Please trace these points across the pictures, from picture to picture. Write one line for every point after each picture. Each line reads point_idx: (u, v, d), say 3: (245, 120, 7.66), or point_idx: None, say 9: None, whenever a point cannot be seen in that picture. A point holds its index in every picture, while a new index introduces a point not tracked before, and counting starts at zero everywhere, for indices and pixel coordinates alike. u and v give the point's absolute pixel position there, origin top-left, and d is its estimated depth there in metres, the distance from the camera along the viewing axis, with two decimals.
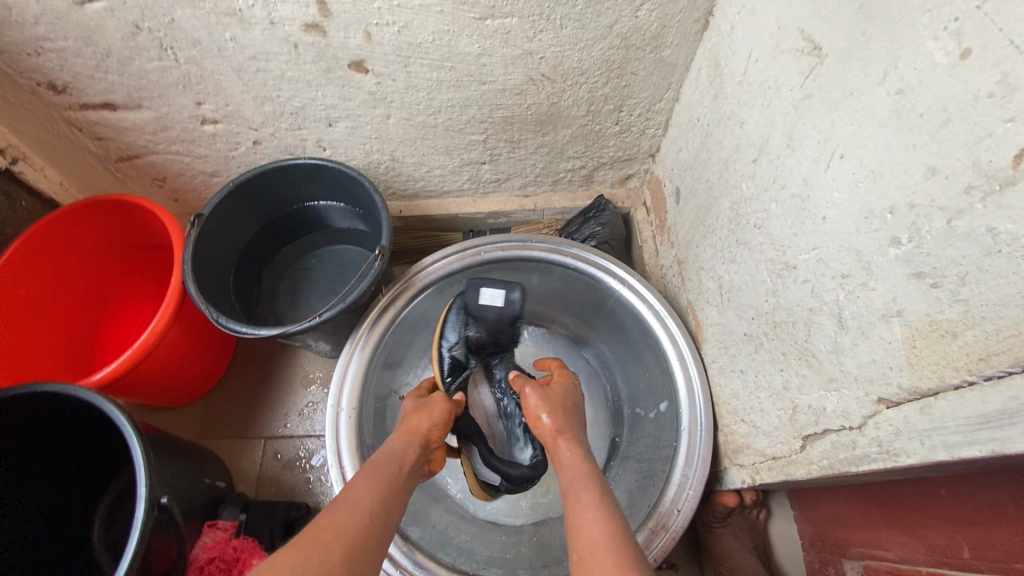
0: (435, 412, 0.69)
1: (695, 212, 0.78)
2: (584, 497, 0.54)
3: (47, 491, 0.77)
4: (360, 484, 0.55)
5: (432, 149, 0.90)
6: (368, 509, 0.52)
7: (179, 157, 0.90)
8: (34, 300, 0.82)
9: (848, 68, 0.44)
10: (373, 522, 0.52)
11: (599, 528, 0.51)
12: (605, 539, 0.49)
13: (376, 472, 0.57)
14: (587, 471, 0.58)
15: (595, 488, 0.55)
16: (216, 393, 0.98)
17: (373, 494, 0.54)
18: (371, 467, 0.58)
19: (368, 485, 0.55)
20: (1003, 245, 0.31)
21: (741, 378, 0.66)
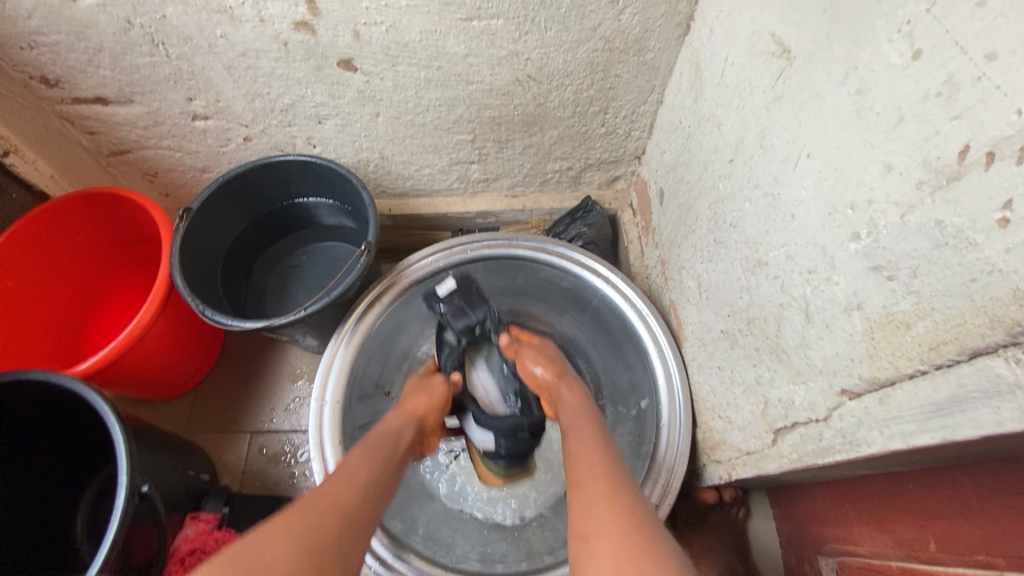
0: (435, 392, 0.70)
1: (677, 212, 0.79)
2: (580, 430, 0.56)
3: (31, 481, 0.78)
4: (354, 457, 0.56)
5: (421, 148, 0.92)
6: (364, 481, 0.53)
7: (170, 152, 0.91)
8: (23, 292, 0.83)
9: (814, 70, 0.45)
10: (366, 496, 0.52)
11: (598, 454, 0.52)
12: (600, 466, 0.50)
13: (372, 448, 0.58)
14: (583, 409, 0.60)
15: (590, 424, 0.57)
16: (202, 388, 0.98)
17: (367, 467, 0.55)
18: (365, 442, 0.59)
19: (361, 458, 0.56)
20: (950, 238, 0.33)
21: (717, 374, 0.68)
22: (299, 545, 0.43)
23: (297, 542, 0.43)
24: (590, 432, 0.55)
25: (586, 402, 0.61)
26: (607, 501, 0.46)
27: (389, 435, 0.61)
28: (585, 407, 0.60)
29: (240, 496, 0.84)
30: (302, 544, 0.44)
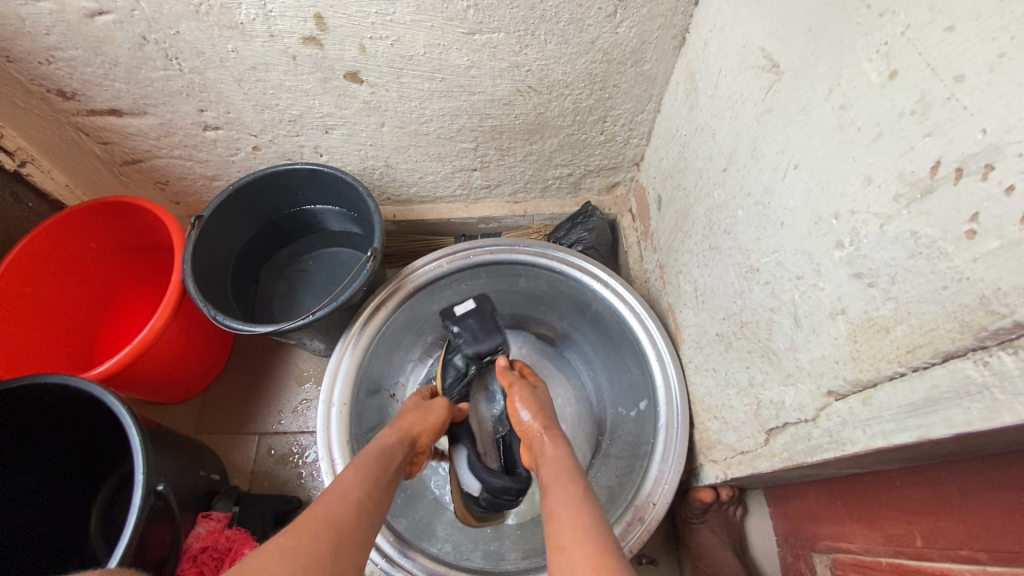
0: (430, 418, 0.72)
1: (675, 218, 0.82)
2: (561, 489, 0.56)
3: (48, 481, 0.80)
4: (347, 476, 0.57)
5: (425, 156, 0.94)
6: (356, 500, 0.53)
7: (182, 161, 0.93)
8: (39, 298, 0.85)
9: (801, 85, 0.47)
10: (360, 515, 0.52)
11: (578, 514, 0.53)
12: (580, 526, 0.51)
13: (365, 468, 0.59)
14: (566, 467, 0.60)
15: (571, 483, 0.57)
16: (212, 390, 1.01)
17: (359, 485, 0.56)
18: (357, 460, 0.60)
19: (354, 478, 0.56)
20: (924, 247, 0.35)
21: (713, 376, 0.70)
22: (295, 561, 0.43)
23: (295, 557, 0.43)
24: (571, 490, 0.56)
25: (569, 458, 0.62)
26: (589, 562, 0.47)
27: (381, 457, 0.62)
28: (568, 463, 0.61)
29: (250, 496, 0.87)
30: (301, 560, 0.43)
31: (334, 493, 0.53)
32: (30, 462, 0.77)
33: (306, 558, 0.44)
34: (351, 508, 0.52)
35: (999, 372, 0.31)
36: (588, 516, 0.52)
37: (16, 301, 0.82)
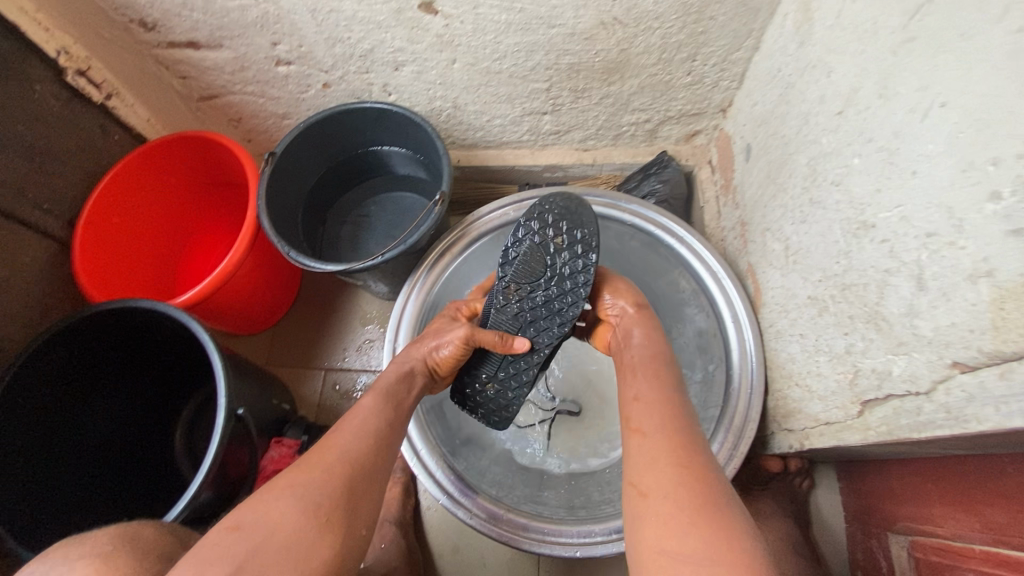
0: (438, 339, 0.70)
1: (767, 169, 0.75)
2: (643, 378, 0.62)
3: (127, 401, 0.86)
4: (364, 403, 0.62)
5: (495, 97, 0.90)
6: (372, 432, 0.58)
7: (254, 98, 0.93)
8: (129, 227, 0.90)
9: (963, 6, 0.40)
10: (374, 444, 0.57)
11: (656, 406, 0.58)
12: (660, 417, 0.56)
13: (385, 397, 0.64)
14: (649, 353, 0.65)
15: (656, 373, 0.62)
16: (281, 328, 1.04)
17: (386, 425, 0.60)
18: (376, 393, 0.64)
19: (375, 410, 0.61)
20: None
21: (798, 342, 0.65)
22: (299, 501, 0.49)
23: (300, 498, 0.49)
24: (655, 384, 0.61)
25: (660, 357, 0.65)
26: (666, 455, 0.52)
27: (398, 387, 0.66)
28: (650, 349, 0.66)
29: (317, 428, 0.90)
30: (306, 505, 0.49)
31: (343, 427, 0.58)
32: (113, 392, 0.83)
33: (314, 498, 0.50)
34: (370, 442, 0.57)
35: None
36: (679, 419, 0.56)
37: (108, 230, 0.86)
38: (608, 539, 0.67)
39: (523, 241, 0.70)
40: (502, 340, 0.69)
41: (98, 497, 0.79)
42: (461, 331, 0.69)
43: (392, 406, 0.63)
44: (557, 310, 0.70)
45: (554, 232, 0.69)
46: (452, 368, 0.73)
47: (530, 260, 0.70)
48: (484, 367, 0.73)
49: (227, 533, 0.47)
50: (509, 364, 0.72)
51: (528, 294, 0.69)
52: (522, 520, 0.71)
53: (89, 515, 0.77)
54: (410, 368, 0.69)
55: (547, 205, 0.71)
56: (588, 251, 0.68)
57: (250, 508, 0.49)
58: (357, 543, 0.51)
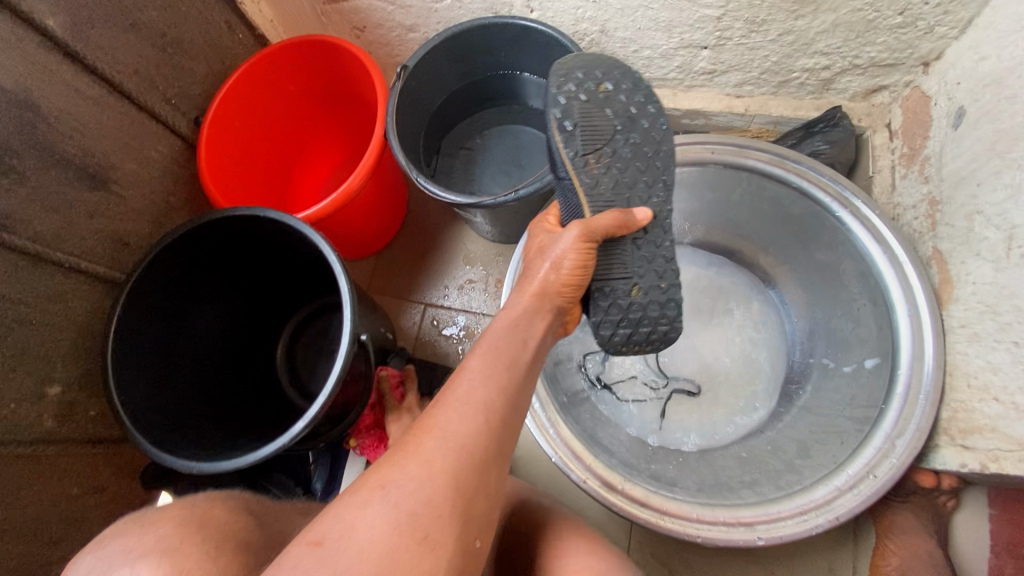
0: (556, 260, 0.51)
1: (991, 140, 0.62)
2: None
3: (235, 309, 0.84)
4: (471, 370, 0.45)
5: (651, 24, 0.78)
6: (484, 411, 0.43)
7: (382, 4, 0.85)
8: (250, 133, 0.87)
9: None
10: (487, 432, 0.43)
11: None
12: None
13: (498, 357, 0.47)
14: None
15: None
16: (383, 255, 1.01)
17: (505, 401, 0.45)
18: (487, 353, 0.47)
19: (487, 378, 0.45)
20: None
21: (1013, 352, 0.55)
22: (389, 516, 0.38)
23: (389, 511, 0.38)
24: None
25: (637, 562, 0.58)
26: None
27: (515, 336, 0.49)
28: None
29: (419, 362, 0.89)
30: (399, 523, 0.38)
31: (443, 406, 0.43)
32: (217, 296, 0.81)
33: (410, 506, 0.39)
34: (482, 427, 0.43)
35: None
36: None
37: (231, 134, 0.84)
38: (734, 529, 0.61)
39: (569, 106, 0.56)
40: (624, 218, 0.54)
41: (217, 402, 0.80)
42: (577, 232, 0.51)
43: (510, 368, 0.47)
44: (649, 167, 0.58)
45: (588, 83, 0.57)
46: (577, 294, 0.53)
47: (590, 119, 0.56)
48: (622, 271, 0.57)
49: (311, 549, 0.37)
50: (647, 248, 0.57)
51: (610, 161, 0.56)
52: (640, 494, 0.64)
53: (211, 417, 0.78)
54: (525, 308, 0.50)
55: (562, 72, 0.57)
56: (642, 91, 0.58)
57: (338, 514, 0.38)
58: (471, 552, 0.42)
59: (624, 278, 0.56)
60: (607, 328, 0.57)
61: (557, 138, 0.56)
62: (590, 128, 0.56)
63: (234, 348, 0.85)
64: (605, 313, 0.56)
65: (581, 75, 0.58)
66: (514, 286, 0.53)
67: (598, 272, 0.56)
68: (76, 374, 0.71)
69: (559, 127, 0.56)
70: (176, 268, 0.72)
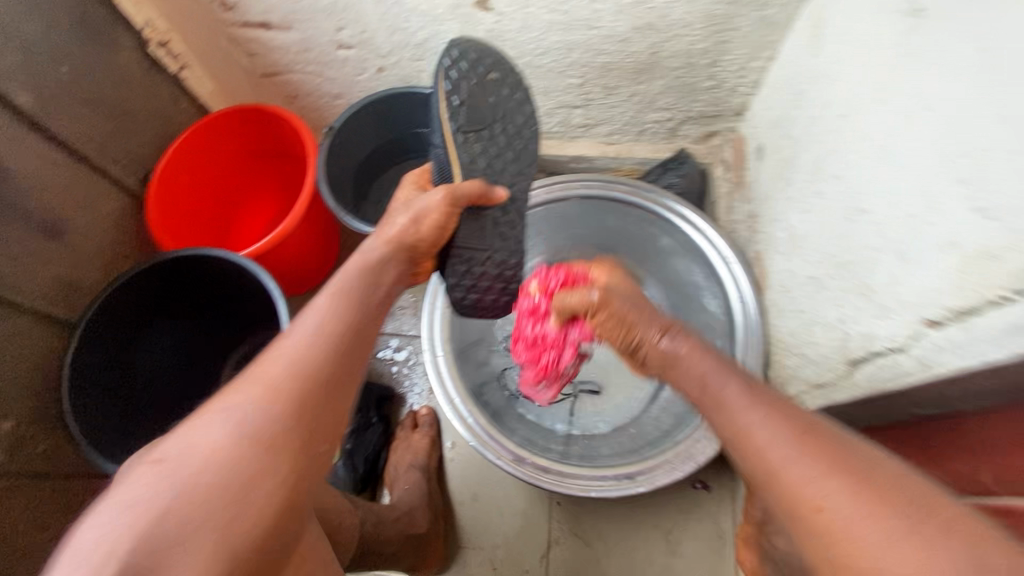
0: (416, 219, 0.64)
1: (776, 167, 0.84)
2: (764, 419, 0.45)
3: (176, 344, 0.92)
4: (312, 309, 0.52)
5: (532, 90, 0.98)
6: (321, 336, 0.49)
7: (311, 77, 1.01)
8: (194, 189, 0.99)
9: (945, 28, 0.49)
10: (327, 352, 0.48)
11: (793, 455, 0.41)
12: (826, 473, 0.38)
13: (342, 299, 0.54)
14: (758, 398, 0.47)
15: (777, 411, 0.45)
16: (320, 291, 1.12)
17: (343, 329, 0.51)
18: (329, 295, 0.54)
19: (326, 312, 0.51)
20: None
21: (798, 316, 0.74)
22: (225, 426, 0.42)
23: (225, 423, 0.42)
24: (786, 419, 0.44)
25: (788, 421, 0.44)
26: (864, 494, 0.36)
27: (364, 280, 0.58)
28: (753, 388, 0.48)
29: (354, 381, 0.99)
30: (234, 430, 0.42)
31: (283, 339, 0.49)
32: (162, 332, 0.89)
33: (246, 416, 0.42)
34: (319, 348, 0.48)
35: None
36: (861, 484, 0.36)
37: (177, 191, 0.96)
38: (618, 482, 0.78)
39: (458, 86, 0.67)
40: (483, 190, 0.68)
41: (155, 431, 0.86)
42: (439, 194, 0.65)
43: (351, 304, 0.54)
44: (517, 150, 0.71)
45: (481, 70, 0.69)
46: (430, 247, 0.67)
47: (475, 102, 0.68)
48: (481, 244, 0.72)
49: (151, 466, 0.41)
50: (504, 228, 0.72)
51: (486, 141, 0.69)
52: (544, 463, 0.81)
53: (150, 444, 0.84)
54: (377, 255, 0.61)
55: (455, 51, 0.68)
56: (520, 85, 0.71)
57: (180, 435, 0.42)
58: (312, 455, 0.44)
59: (481, 250, 0.72)
60: (460, 291, 0.74)
61: (444, 112, 0.67)
62: (472, 112, 0.68)
63: (173, 380, 0.92)
64: (459, 277, 0.73)
65: (473, 59, 0.69)
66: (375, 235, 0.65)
67: (462, 241, 0.71)
68: (26, 412, 0.75)
69: (448, 101, 0.67)
70: (124, 307, 0.80)
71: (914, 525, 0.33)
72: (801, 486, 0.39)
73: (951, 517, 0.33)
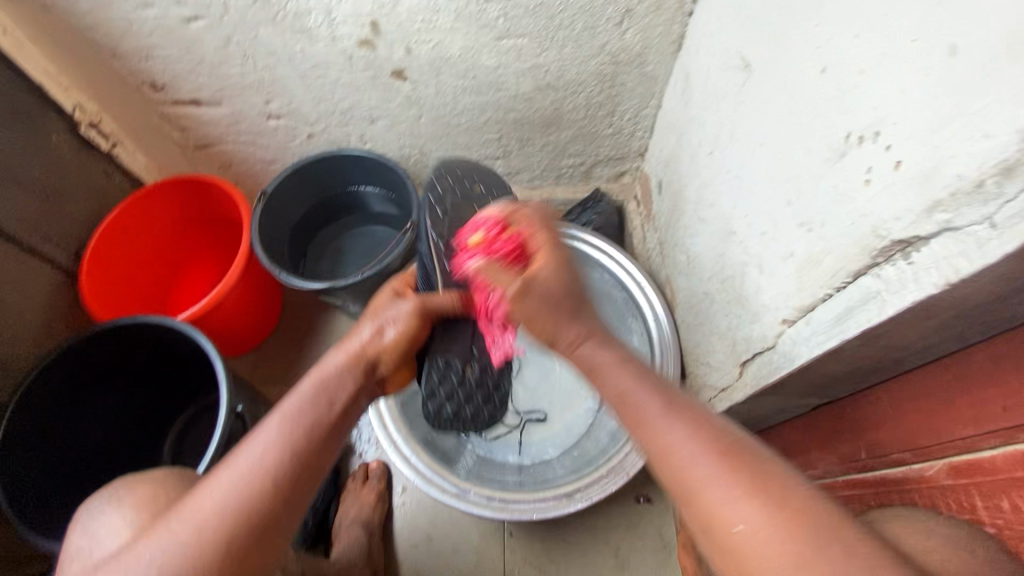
0: (387, 331, 0.62)
1: (672, 199, 0.94)
2: (688, 442, 0.45)
3: (116, 415, 0.92)
4: (262, 434, 0.53)
5: (454, 145, 1.07)
6: (265, 469, 0.51)
7: (245, 147, 1.07)
8: (129, 259, 1.01)
9: (765, 80, 0.60)
10: (267, 487, 0.50)
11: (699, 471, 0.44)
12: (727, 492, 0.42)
13: (292, 423, 0.54)
14: (671, 412, 0.47)
15: (698, 427, 0.46)
16: (263, 349, 1.14)
17: (289, 460, 0.52)
18: (281, 419, 0.54)
19: (274, 442, 0.52)
20: (871, 177, 0.43)
21: (701, 329, 0.82)
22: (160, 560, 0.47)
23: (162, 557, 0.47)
24: (704, 437, 0.45)
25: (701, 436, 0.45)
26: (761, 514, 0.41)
27: (322, 397, 0.57)
28: (662, 396, 0.48)
29: None
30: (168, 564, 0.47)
31: (230, 466, 0.51)
32: (101, 403, 0.89)
33: (177, 555, 0.47)
34: (260, 483, 0.50)
35: (887, 280, 0.43)
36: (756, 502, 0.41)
37: (111, 262, 0.97)
38: (558, 501, 0.84)
39: (445, 197, 0.70)
40: (465, 301, 0.66)
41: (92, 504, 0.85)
42: (411, 306, 0.63)
43: (302, 430, 0.54)
44: None
45: (469, 186, 0.73)
46: (394, 362, 0.62)
47: (463, 209, 0.70)
48: (459, 352, 0.68)
49: None
50: (482, 337, 0.70)
51: None
52: (487, 492, 0.85)
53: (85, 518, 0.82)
54: (336, 368, 0.59)
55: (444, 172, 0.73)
56: (508, 202, 0.75)
57: (122, 560, 0.48)
58: None
59: (460, 359, 0.69)
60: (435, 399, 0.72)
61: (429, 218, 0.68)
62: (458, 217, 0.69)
63: (112, 452, 0.91)
64: (435, 383, 0.69)
65: (461, 178, 0.74)
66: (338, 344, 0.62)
67: (438, 348, 0.68)
68: None
69: (434, 208, 0.69)
70: (62, 383, 0.81)
71: (809, 554, 0.38)
72: (722, 512, 0.42)
73: (844, 546, 0.38)
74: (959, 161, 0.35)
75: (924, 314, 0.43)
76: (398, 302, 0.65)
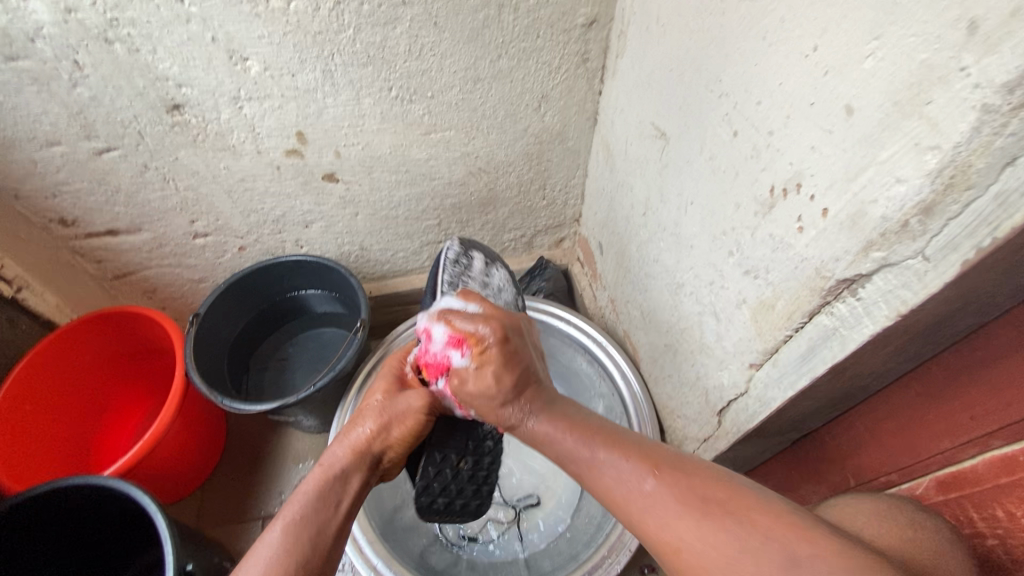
0: (396, 428, 0.62)
1: (615, 259, 0.97)
2: (612, 460, 0.46)
3: None
4: (263, 549, 0.49)
5: (395, 237, 1.07)
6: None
7: (170, 269, 1.01)
8: (40, 412, 0.89)
9: (683, 146, 0.65)
10: None
11: (660, 512, 0.41)
12: (699, 526, 0.39)
13: (298, 531, 0.51)
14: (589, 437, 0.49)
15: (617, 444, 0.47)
16: (209, 484, 1.02)
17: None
18: (283, 533, 0.51)
19: (278, 558, 0.49)
20: (804, 224, 0.46)
21: (670, 381, 0.82)
22: None
23: None
24: (639, 459, 0.45)
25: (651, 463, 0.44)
26: (738, 540, 0.38)
27: (327, 493, 0.55)
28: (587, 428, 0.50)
29: None
30: None
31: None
32: None
33: None
34: None
35: (841, 317, 0.45)
36: (724, 531, 0.38)
37: (17, 419, 0.85)
38: None
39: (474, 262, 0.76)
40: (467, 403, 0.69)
41: None
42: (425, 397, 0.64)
43: (308, 542, 0.51)
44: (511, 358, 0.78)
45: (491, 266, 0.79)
46: (398, 452, 0.63)
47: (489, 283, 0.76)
48: (455, 446, 0.69)
49: None
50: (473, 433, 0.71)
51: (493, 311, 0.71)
52: None
53: None
54: (342, 464, 0.58)
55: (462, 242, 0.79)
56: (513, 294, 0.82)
57: None
58: None
59: (456, 450, 0.69)
60: (426, 496, 0.67)
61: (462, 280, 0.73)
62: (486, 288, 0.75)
63: None
64: (431, 478, 0.67)
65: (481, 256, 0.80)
66: (341, 433, 0.62)
67: (437, 439, 0.68)
68: None
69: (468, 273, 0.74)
70: None
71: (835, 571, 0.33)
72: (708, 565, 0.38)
73: (776, 527, 0.37)
74: (880, 204, 0.38)
75: (883, 343, 0.45)
76: (405, 392, 0.65)
